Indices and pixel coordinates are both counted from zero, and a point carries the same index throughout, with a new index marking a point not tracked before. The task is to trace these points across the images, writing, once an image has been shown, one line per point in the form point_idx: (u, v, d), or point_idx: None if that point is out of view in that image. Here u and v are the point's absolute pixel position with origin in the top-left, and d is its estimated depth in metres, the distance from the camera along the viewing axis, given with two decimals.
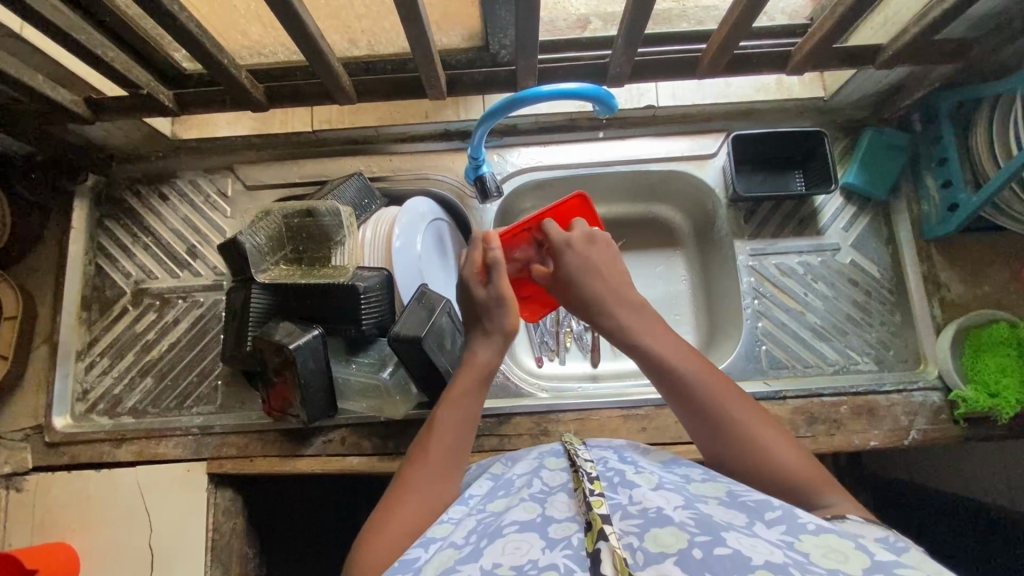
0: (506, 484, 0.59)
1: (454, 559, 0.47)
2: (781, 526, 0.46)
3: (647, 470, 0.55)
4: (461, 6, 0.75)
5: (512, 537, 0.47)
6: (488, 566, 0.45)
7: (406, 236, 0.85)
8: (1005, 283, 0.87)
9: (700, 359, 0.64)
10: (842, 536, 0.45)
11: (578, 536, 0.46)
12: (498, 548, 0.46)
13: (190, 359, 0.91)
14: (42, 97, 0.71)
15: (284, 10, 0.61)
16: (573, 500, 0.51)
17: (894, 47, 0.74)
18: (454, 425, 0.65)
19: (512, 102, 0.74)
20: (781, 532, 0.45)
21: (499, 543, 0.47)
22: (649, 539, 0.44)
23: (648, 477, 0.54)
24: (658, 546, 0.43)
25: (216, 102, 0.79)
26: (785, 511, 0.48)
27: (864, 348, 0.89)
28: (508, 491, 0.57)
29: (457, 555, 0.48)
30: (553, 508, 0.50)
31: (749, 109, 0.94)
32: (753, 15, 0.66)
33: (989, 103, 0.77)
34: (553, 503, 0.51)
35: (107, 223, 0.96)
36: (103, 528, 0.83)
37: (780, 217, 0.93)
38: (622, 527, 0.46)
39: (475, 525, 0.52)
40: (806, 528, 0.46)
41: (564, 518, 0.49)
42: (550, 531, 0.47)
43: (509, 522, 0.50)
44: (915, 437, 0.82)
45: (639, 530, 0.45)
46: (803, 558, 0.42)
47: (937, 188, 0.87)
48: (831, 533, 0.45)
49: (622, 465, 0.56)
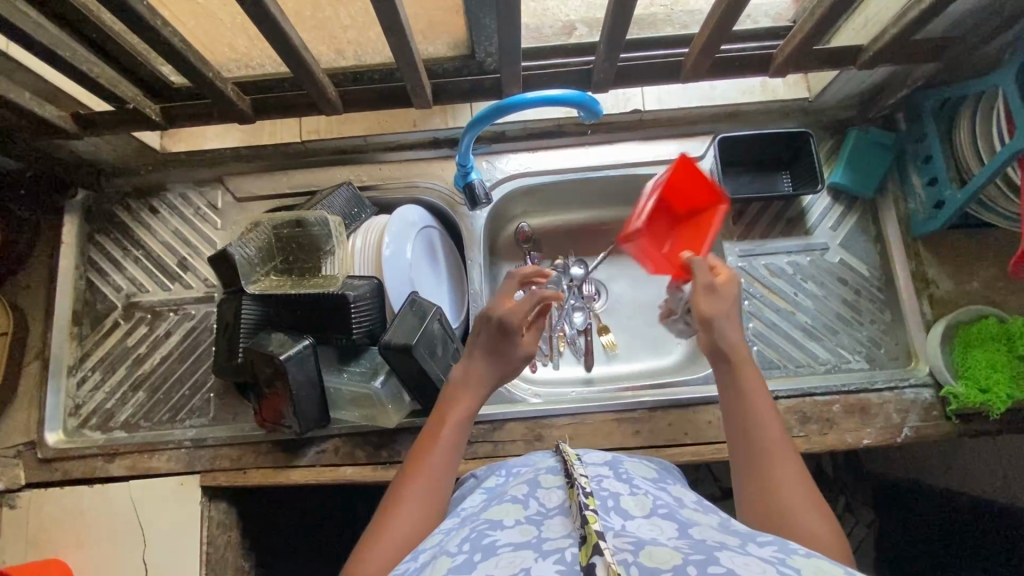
0: (500, 494, 0.59)
1: (448, 567, 0.46)
2: (772, 546, 0.46)
3: (642, 494, 0.56)
4: (445, 15, 0.76)
5: (506, 554, 0.47)
6: None
7: (396, 244, 0.85)
8: (993, 279, 0.88)
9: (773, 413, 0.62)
10: (834, 562, 0.44)
11: (571, 550, 0.45)
12: (492, 563, 0.46)
13: (183, 371, 0.91)
14: (28, 113, 0.71)
15: (268, 24, 0.61)
16: (569, 519, 0.50)
17: (875, 47, 0.74)
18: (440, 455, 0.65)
19: (497, 110, 0.73)
20: (773, 551, 0.45)
21: (492, 559, 0.46)
22: (644, 556, 0.43)
23: (642, 503, 0.54)
24: (653, 561, 0.43)
25: (202, 115, 0.79)
26: (777, 537, 0.48)
27: (856, 347, 0.89)
28: (501, 501, 0.57)
29: (451, 564, 0.47)
30: (548, 530, 0.49)
31: (735, 112, 0.95)
32: (732, 20, 0.67)
33: (972, 101, 0.78)
34: (549, 524, 0.50)
35: (97, 236, 0.96)
36: (96, 544, 0.83)
37: (768, 218, 0.94)
38: (616, 543, 0.45)
39: (468, 533, 0.52)
40: (797, 551, 0.45)
41: (559, 535, 0.48)
42: (544, 545, 0.47)
43: (503, 538, 0.49)
44: (907, 434, 0.83)
45: (633, 548, 0.44)
46: (796, 574, 0.41)
47: (923, 186, 0.88)
48: (823, 557, 0.44)
49: (617, 486, 0.57)
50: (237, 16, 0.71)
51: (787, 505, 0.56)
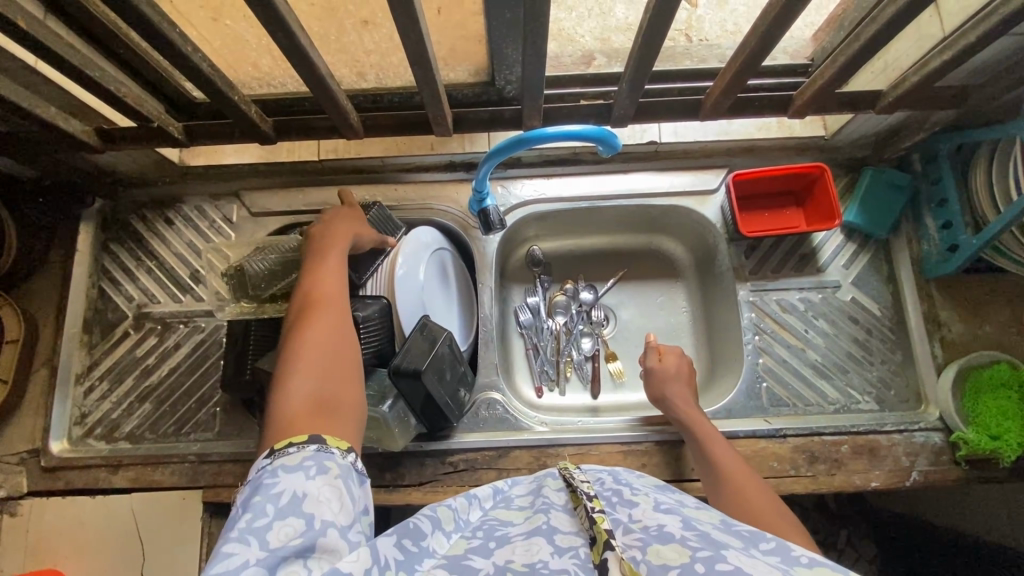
0: (507, 499, 0.61)
1: (466, 548, 0.49)
2: (775, 556, 0.45)
3: (643, 492, 0.56)
4: (468, 44, 0.76)
5: (521, 542, 0.48)
6: (500, 562, 0.46)
7: (409, 266, 0.85)
8: (1006, 324, 0.88)
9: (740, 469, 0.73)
10: (838, 568, 0.42)
11: (584, 550, 0.46)
12: (508, 550, 0.47)
13: (189, 384, 0.91)
14: (54, 128, 0.72)
15: (296, 52, 0.62)
16: (575, 517, 0.51)
17: (894, 93, 0.74)
18: (335, 283, 0.68)
19: (518, 142, 0.74)
20: (775, 561, 0.44)
21: (507, 548, 0.48)
22: (651, 552, 0.44)
23: (646, 498, 0.55)
24: (660, 558, 0.43)
25: (224, 134, 0.80)
26: (779, 543, 0.46)
27: (865, 387, 0.88)
28: (508, 505, 0.59)
29: (468, 546, 0.50)
30: (556, 521, 0.51)
31: (750, 146, 0.95)
32: (754, 63, 0.67)
33: (989, 148, 0.78)
34: (556, 516, 0.52)
35: (111, 246, 0.96)
36: (95, 557, 0.82)
37: (782, 254, 0.94)
38: (625, 540, 0.47)
39: (479, 525, 0.54)
40: (798, 561, 0.43)
41: (569, 531, 0.49)
42: (557, 539, 0.48)
43: (517, 532, 0.51)
44: (916, 478, 0.82)
45: (642, 544, 0.46)
46: None
47: (938, 229, 0.87)
48: (826, 567, 0.42)
49: (619, 486, 0.58)
50: (263, 38, 0.72)
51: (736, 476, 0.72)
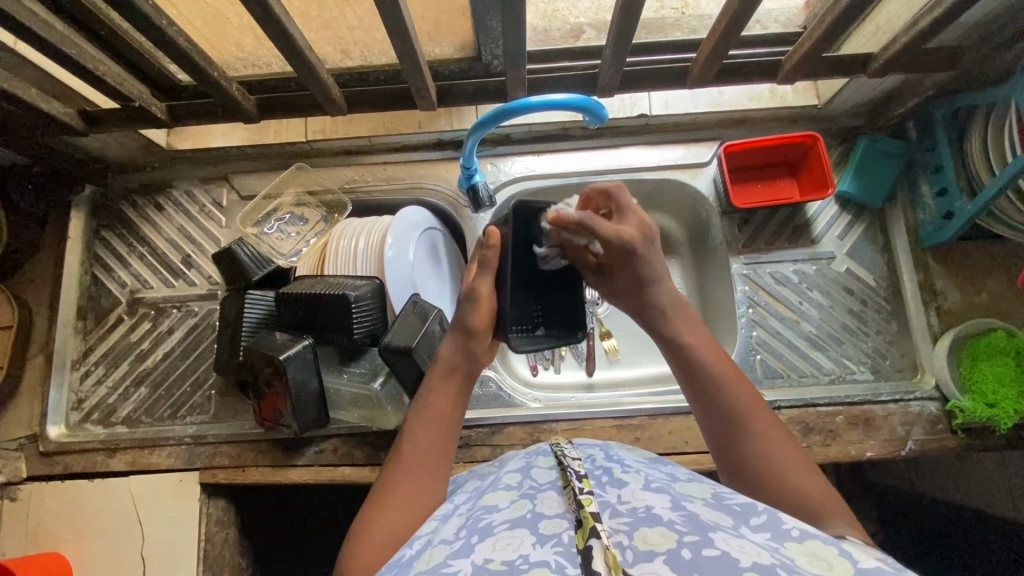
0: (495, 481, 0.59)
1: (446, 554, 0.47)
2: (766, 532, 0.46)
3: (634, 469, 0.56)
4: (451, 17, 0.75)
5: (503, 535, 0.48)
6: (479, 562, 0.45)
7: (399, 245, 0.84)
8: (1003, 291, 0.87)
9: (757, 406, 0.59)
10: (827, 542, 0.45)
11: (568, 534, 0.46)
12: (490, 545, 0.47)
13: (184, 368, 0.92)
14: (37, 110, 0.71)
15: (273, 26, 0.61)
16: (563, 497, 0.51)
17: (885, 56, 0.73)
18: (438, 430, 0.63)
19: (503, 112, 0.72)
20: (766, 538, 0.45)
21: (489, 541, 0.47)
22: (638, 538, 0.44)
23: (636, 477, 0.54)
24: (647, 544, 0.43)
25: (208, 114, 0.79)
26: (770, 516, 0.47)
27: (861, 357, 0.88)
28: (496, 488, 0.58)
29: (449, 550, 0.48)
30: (543, 505, 0.51)
31: (742, 117, 0.94)
32: (738, 28, 0.66)
33: (985, 110, 0.77)
34: (542, 500, 0.51)
35: (103, 232, 0.96)
36: (94, 539, 0.83)
37: (774, 227, 0.93)
38: (612, 525, 0.46)
39: (464, 521, 0.53)
40: (790, 534, 0.46)
41: (554, 515, 0.49)
42: (541, 527, 0.48)
43: (500, 521, 0.50)
44: (912, 448, 0.81)
45: (629, 528, 0.45)
46: (790, 561, 0.42)
47: (933, 196, 0.86)
48: (815, 541, 0.45)
49: (609, 464, 0.57)
50: (243, 15, 0.70)
51: (739, 413, 0.58)
